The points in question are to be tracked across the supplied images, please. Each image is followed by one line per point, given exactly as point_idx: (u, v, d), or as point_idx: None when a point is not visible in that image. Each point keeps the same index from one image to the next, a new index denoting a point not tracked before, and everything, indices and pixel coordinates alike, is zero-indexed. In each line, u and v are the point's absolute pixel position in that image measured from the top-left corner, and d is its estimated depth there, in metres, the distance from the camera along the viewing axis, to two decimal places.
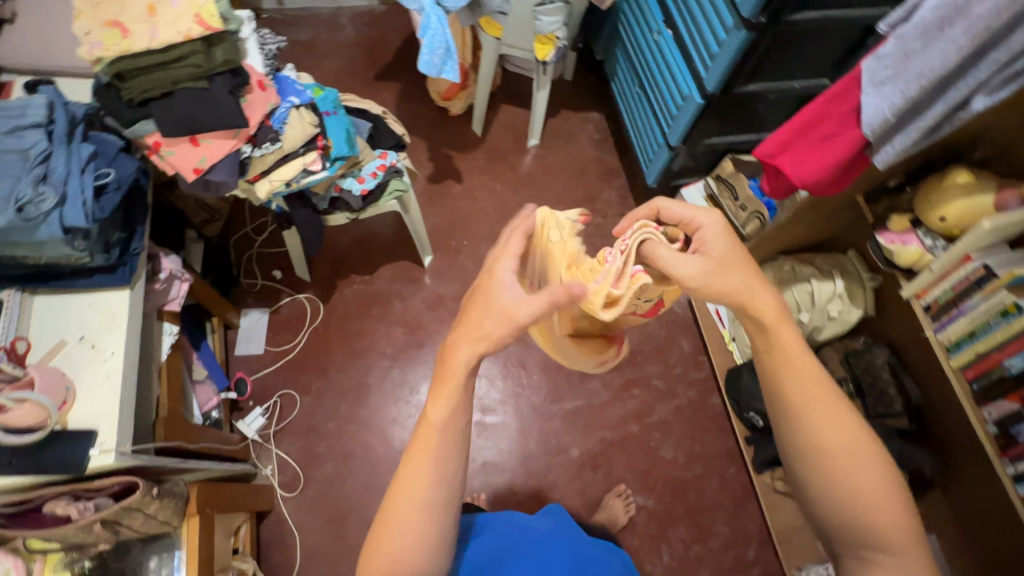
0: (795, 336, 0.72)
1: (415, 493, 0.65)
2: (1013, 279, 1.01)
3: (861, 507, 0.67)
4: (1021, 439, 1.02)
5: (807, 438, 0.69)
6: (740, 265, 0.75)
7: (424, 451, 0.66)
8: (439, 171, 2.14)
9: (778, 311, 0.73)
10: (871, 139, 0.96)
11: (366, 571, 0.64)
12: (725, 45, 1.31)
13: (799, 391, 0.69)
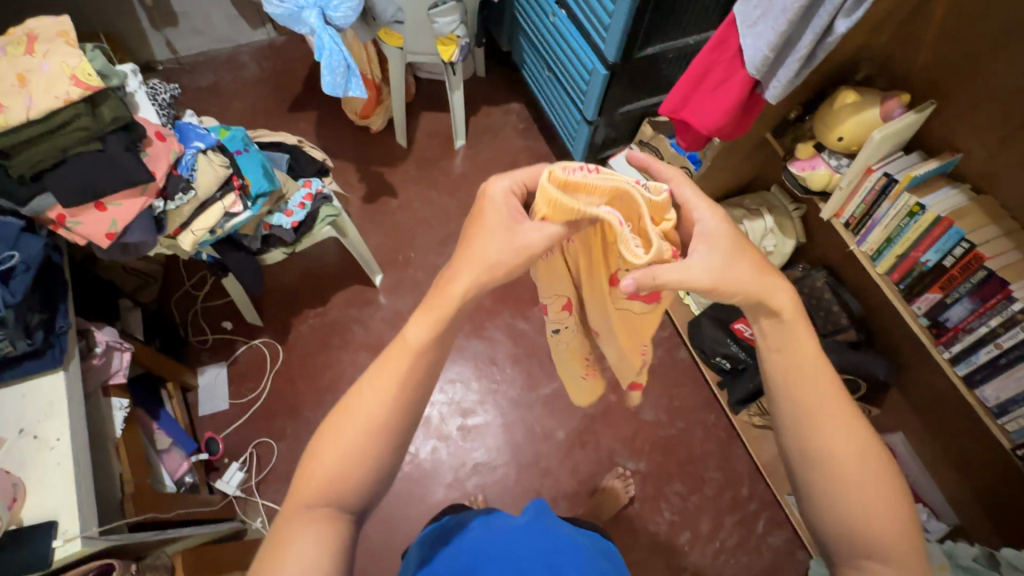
0: (810, 345, 0.70)
1: (365, 427, 0.64)
2: (912, 181, 1.09)
3: (865, 524, 0.63)
4: (950, 324, 1.11)
5: (817, 445, 0.66)
6: (754, 263, 0.71)
7: (386, 381, 0.66)
8: (372, 190, 2.13)
9: (797, 319, 0.71)
10: (758, 78, 1.01)
11: (304, 474, 0.63)
12: (615, 15, 1.36)
13: (806, 398, 0.68)
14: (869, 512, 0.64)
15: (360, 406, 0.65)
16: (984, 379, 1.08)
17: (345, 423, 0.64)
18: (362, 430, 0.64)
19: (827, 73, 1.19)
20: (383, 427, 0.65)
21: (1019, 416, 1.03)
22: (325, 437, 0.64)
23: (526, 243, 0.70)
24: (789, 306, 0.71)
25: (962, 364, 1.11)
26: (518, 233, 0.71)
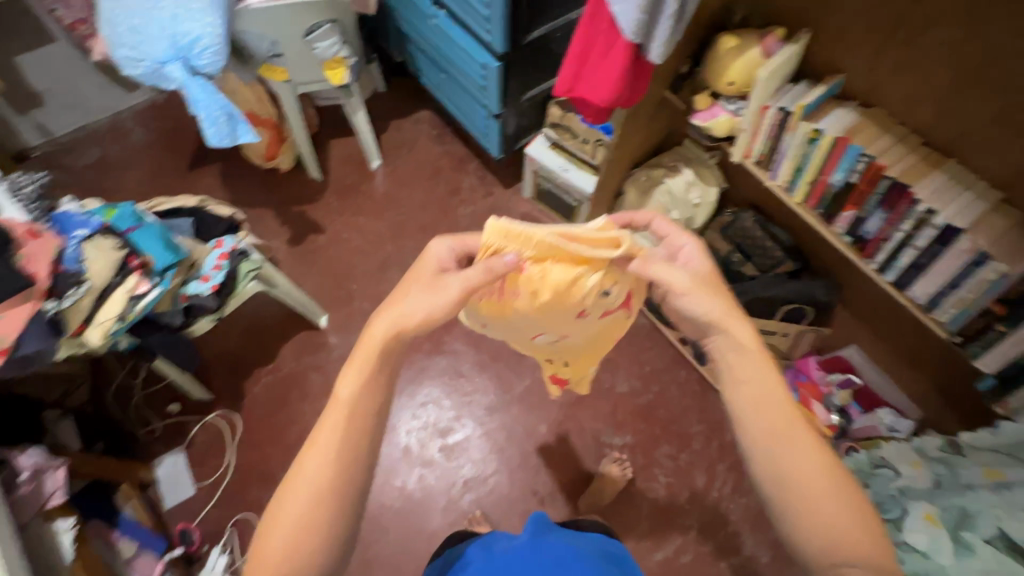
0: (772, 372, 0.75)
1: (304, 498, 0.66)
2: (804, 110, 1.13)
3: (835, 536, 0.66)
4: (870, 236, 1.15)
5: (785, 466, 0.70)
6: (721, 295, 0.79)
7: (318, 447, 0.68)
8: (296, 230, 2.04)
9: (760, 348, 0.76)
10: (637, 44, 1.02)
11: (259, 558, 0.63)
12: (492, 6, 1.34)
13: (766, 419, 0.72)
14: (834, 522, 0.67)
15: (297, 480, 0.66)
16: (911, 279, 1.13)
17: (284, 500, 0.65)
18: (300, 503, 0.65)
19: (706, 21, 1.21)
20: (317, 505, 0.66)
21: (949, 306, 1.09)
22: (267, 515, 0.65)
23: (446, 288, 0.75)
24: (746, 337, 0.77)
25: (890, 271, 1.16)
26: (442, 281, 0.76)
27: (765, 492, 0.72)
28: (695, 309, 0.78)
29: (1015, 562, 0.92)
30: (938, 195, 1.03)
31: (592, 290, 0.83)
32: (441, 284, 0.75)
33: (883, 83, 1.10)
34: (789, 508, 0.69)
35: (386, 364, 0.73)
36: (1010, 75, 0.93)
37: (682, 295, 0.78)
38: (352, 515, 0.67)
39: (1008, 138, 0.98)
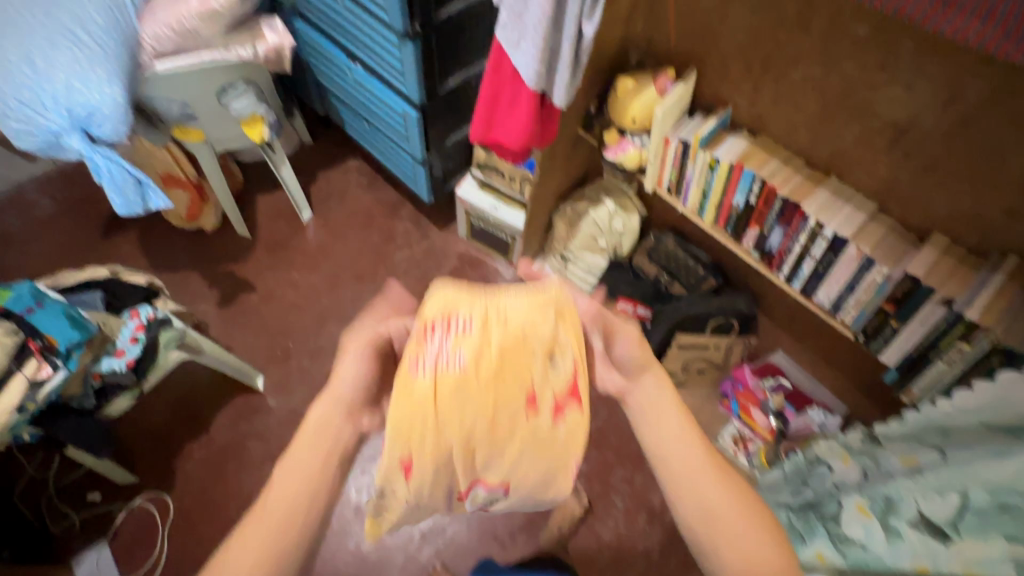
0: (675, 410, 0.76)
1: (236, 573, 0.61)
2: (701, 140, 1.22)
3: (762, 570, 0.63)
4: (775, 250, 1.25)
5: (702, 508, 0.67)
6: (662, 373, 0.80)
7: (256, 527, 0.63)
8: (225, 291, 1.96)
9: (676, 400, 0.77)
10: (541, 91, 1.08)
11: None
12: (404, 59, 1.38)
13: (681, 457, 0.71)
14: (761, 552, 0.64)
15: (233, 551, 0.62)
16: (815, 286, 1.22)
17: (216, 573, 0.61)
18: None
19: (606, 64, 1.30)
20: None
21: (850, 308, 1.18)
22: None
23: (361, 375, 0.74)
24: (668, 393, 0.78)
25: (796, 280, 1.25)
26: (362, 369, 0.75)
27: (696, 538, 0.67)
28: (627, 369, 0.81)
29: (933, 539, 0.92)
30: (824, 210, 1.13)
31: (537, 371, 0.73)
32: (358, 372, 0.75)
33: (766, 112, 1.21)
34: (718, 557, 0.65)
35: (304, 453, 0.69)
36: (866, 101, 1.05)
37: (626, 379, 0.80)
38: None
39: (874, 154, 1.09)
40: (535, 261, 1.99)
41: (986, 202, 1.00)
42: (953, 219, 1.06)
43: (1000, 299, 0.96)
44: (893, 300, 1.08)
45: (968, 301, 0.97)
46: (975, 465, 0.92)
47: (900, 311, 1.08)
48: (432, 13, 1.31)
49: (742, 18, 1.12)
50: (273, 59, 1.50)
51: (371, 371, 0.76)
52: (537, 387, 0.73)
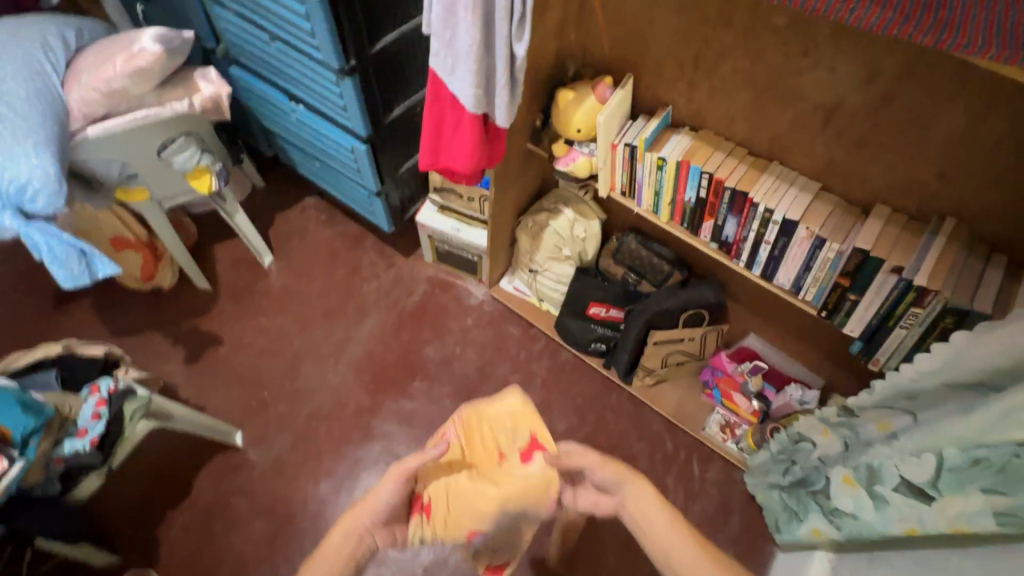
0: (652, 500, 0.84)
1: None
2: (646, 142, 1.25)
3: None
4: (731, 240, 1.28)
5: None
6: (632, 479, 0.88)
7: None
8: (191, 347, 1.91)
9: (655, 500, 0.84)
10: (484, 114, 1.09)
11: None
12: (345, 95, 1.37)
13: (664, 554, 0.79)
14: None
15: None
16: (774, 269, 1.25)
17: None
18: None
19: (545, 77, 1.32)
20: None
21: (810, 286, 1.21)
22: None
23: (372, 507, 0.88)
24: (650, 496, 0.86)
25: (755, 266, 1.28)
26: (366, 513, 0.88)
27: None
28: (612, 487, 0.90)
29: (920, 501, 0.95)
30: (771, 195, 1.17)
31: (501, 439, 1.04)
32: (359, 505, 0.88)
33: (703, 106, 1.24)
34: None
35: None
36: (794, 87, 1.09)
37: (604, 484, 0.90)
38: None
39: (808, 137, 1.14)
40: (504, 278, 2.01)
41: (918, 170, 1.05)
42: (890, 189, 1.10)
43: (943, 260, 1.01)
44: (847, 273, 1.11)
45: (914, 266, 1.01)
46: (941, 424, 0.94)
47: (855, 284, 1.11)
48: (367, 47, 1.31)
49: (668, 20, 1.15)
50: (212, 110, 1.47)
51: (389, 499, 0.89)
52: (510, 469, 0.97)
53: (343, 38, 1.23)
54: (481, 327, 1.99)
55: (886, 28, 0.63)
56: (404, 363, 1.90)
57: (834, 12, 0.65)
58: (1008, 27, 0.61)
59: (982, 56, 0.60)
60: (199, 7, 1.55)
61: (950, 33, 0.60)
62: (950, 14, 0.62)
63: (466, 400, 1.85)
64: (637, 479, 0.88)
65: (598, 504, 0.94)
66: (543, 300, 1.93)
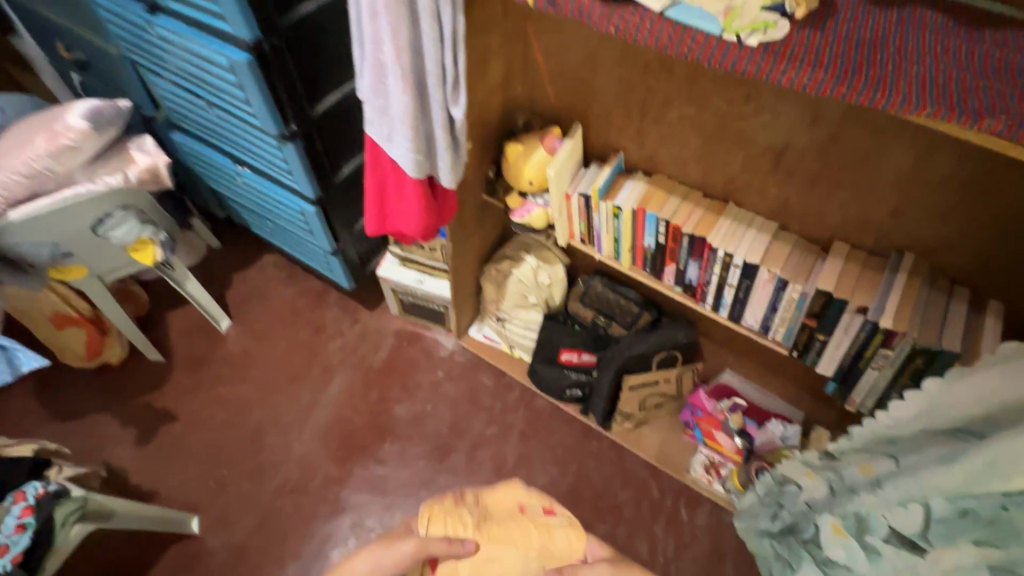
0: None
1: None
2: (599, 192, 1.22)
3: None
4: (695, 283, 1.24)
5: None
6: None
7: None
8: (143, 425, 1.79)
9: None
10: (429, 176, 1.05)
11: None
12: (289, 159, 1.32)
13: None
14: None
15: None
16: (741, 310, 1.21)
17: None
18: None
19: (493, 129, 1.29)
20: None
21: (778, 326, 1.18)
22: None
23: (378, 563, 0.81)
24: None
25: (722, 308, 1.24)
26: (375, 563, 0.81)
27: None
28: None
29: (915, 554, 0.87)
30: (729, 239, 1.14)
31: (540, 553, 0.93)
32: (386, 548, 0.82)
33: (654, 151, 1.22)
34: None
35: None
36: (741, 130, 1.07)
37: None
38: None
39: (761, 178, 1.12)
40: (474, 326, 1.95)
41: (872, 207, 1.03)
42: (848, 226, 1.09)
43: (905, 299, 0.98)
44: (813, 315, 1.08)
45: (878, 307, 0.98)
46: (922, 474, 0.89)
47: (822, 325, 1.08)
48: (309, 111, 1.26)
49: (611, 69, 1.13)
50: (150, 180, 1.42)
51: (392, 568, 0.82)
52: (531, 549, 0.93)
53: (281, 104, 1.18)
54: (453, 380, 1.91)
55: (819, 88, 0.60)
56: (373, 425, 1.81)
57: (764, 74, 0.63)
58: (941, 86, 0.59)
59: (917, 114, 0.57)
60: (134, 76, 1.49)
61: (883, 92, 0.58)
62: (880, 74, 0.60)
63: (441, 459, 1.76)
64: None
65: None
66: (514, 347, 1.87)
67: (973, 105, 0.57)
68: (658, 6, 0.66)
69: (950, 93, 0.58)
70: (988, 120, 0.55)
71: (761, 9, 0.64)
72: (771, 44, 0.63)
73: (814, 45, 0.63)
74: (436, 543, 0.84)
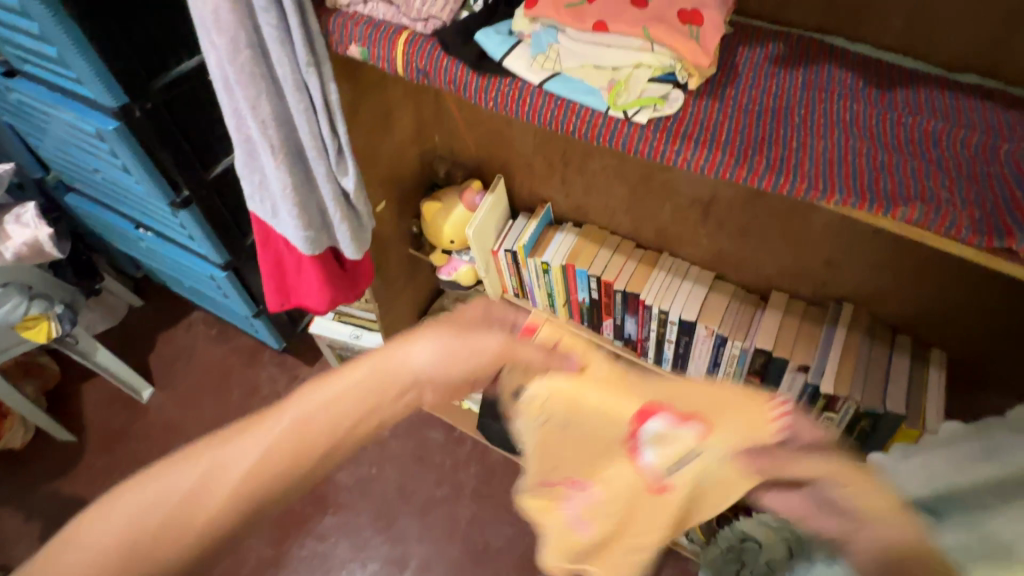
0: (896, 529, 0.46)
1: (114, 562, 0.36)
2: (525, 248, 1.13)
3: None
4: (634, 338, 1.16)
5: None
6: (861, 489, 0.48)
7: (184, 550, 0.37)
8: (51, 517, 1.60)
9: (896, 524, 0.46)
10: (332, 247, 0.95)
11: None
12: (187, 226, 1.20)
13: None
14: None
15: (111, 523, 0.36)
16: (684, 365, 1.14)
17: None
18: (107, 545, 0.36)
19: (411, 183, 1.19)
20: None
21: None
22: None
23: (451, 350, 0.47)
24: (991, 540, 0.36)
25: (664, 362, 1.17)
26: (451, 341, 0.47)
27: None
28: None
29: None
30: (663, 294, 1.07)
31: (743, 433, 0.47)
32: (475, 329, 0.50)
33: (582, 201, 1.15)
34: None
35: (356, 392, 0.42)
36: (666, 181, 1.01)
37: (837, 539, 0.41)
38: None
39: (692, 228, 1.06)
40: None
41: (805, 257, 0.98)
42: (783, 276, 1.03)
43: (845, 358, 0.92)
44: (755, 372, 1.01)
45: (820, 368, 0.92)
46: None
47: (766, 382, 1.02)
48: (204, 175, 1.15)
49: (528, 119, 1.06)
50: (31, 254, 1.27)
51: (437, 356, 0.46)
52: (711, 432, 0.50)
53: (166, 169, 1.06)
54: (399, 438, 1.79)
55: (719, 171, 0.53)
56: (313, 495, 1.67)
57: (658, 155, 0.55)
58: (849, 168, 0.52)
59: (831, 204, 0.51)
60: (15, 137, 1.35)
61: (788, 176, 0.51)
62: (787, 156, 0.53)
63: (387, 528, 1.64)
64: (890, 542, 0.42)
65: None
66: (463, 398, 1.74)
67: (885, 189, 0.50)
68: (538, 79, 0.57)
69: (864, 178, 0.51)
70: (902, 209, 0.49)
71: (648, 81, 0.55)
72: (664, 121, 0.55)
73: (713, 121, 0.56)
74: (527, 347, 0.52)
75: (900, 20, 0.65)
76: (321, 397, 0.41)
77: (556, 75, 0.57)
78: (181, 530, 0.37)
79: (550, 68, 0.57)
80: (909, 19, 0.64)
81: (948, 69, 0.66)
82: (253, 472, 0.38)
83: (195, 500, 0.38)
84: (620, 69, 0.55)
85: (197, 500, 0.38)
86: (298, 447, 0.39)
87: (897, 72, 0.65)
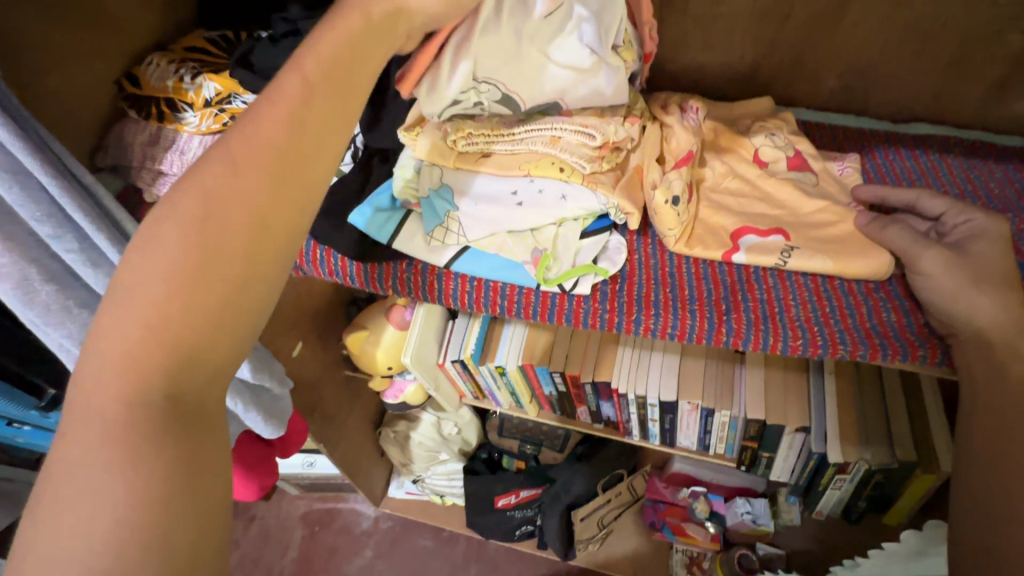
0: (860, 259, 0.50)
1: (194, 242, 0.30)
2: (473, 356, 0.96)
3: (839, 265, 0.50)
4: (612, 417, 1.02)
5: (836, 257, 0.50)
6: (952, 268, 0.46)
7: (233, 272, 0.30)
8: None
9: (851, 259, 0.50)
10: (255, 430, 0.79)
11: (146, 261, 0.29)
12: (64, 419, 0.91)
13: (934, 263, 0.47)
14: (837, 260, 0.50)
15: (167, 245, 0.30)
16: (673, 437, 0.99)
17: (83, 404, 0.28)
18: (186, 227, 0.30)
19: (328, 311, 1.04)
20: (134, 425, 0.28)
21: (716, 440, 0.95)
22: (81, 405, 0.28)
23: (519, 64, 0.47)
24: (966, 272, 0.46)
25: (652, 436, 1.02)
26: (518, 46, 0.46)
27: (817, 254, 0.51)
28: (987, 270, 0.46)
29: None
30: (636, 375, 0.90)
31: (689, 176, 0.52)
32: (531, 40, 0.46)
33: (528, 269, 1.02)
34: (823, 263, 0.50)
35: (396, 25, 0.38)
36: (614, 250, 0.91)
37: (923, 275, 0.47)
38: (203, 273, 0.30)
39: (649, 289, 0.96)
40: (391, 484, 1.53)
41: None
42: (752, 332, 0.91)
43: (845, 409, 0.85)
44: (751, 437, 0.90)
45: (821, 429, 0.85)
46: None
47: (764, 443, 0.91)
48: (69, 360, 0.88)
49: None
50: None
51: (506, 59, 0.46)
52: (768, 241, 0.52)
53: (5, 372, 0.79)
54: (385, 558, 1.48)
55: (696, 338, 0.48)
56: None
57: (613, 326, 0.50)
58: (837, 299, 0.50)
59: (805, 355, 0.48)
60: None
61: (777, 334, 0.47)
62: (756, 303, 0.49)
63: None
64: (940, 255, 0.47)
65: (892, 247, 0.49)
66: (444, 496, 1.47)
67: (890, 332, 0.48)
68: (440, 260, 0.51)
69: (831, 314, 0.49)
70: (921, 352, 0.46)
71: (580, 237, 0.51)
72: (609, 284, 0.51)
73: (665, 267, 0.52)
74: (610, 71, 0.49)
75: (834, 81, 0.66)
76: (311, 76, 0.34)
77: (465, 249, 0.51)
78: (258, 180, 0.32)
79: (451, 243, 0.51)
80: (842, 75, 0.65)
81: (896, 120, 0.68)
82: (226, 172, 0.31)
83: (219, 212, 0.31)
84: (544, 234, 0.51)
85: (219, 218, 0.30)
86: (286, 154, 0.33)
87: (845, 133, 0.68)
